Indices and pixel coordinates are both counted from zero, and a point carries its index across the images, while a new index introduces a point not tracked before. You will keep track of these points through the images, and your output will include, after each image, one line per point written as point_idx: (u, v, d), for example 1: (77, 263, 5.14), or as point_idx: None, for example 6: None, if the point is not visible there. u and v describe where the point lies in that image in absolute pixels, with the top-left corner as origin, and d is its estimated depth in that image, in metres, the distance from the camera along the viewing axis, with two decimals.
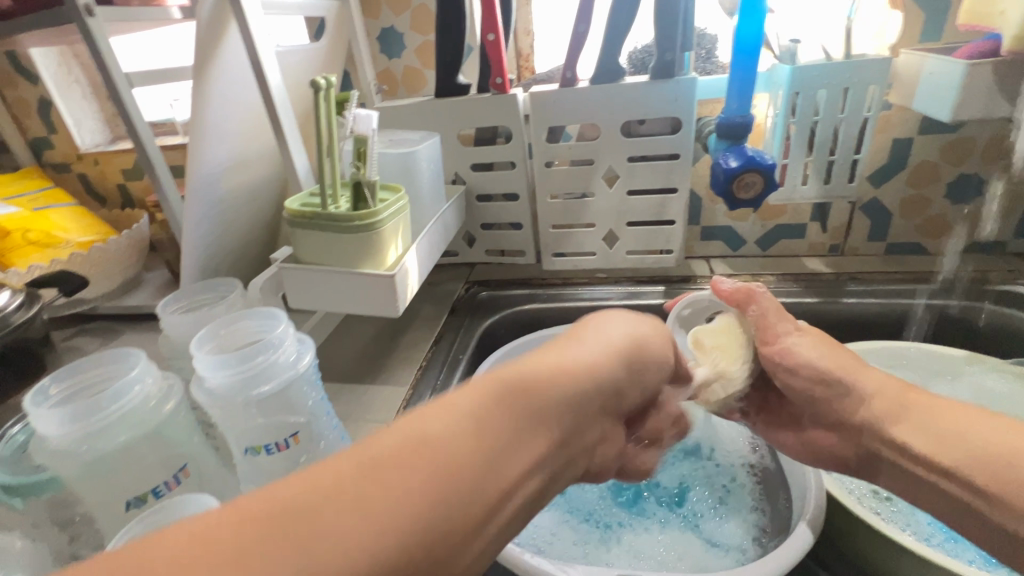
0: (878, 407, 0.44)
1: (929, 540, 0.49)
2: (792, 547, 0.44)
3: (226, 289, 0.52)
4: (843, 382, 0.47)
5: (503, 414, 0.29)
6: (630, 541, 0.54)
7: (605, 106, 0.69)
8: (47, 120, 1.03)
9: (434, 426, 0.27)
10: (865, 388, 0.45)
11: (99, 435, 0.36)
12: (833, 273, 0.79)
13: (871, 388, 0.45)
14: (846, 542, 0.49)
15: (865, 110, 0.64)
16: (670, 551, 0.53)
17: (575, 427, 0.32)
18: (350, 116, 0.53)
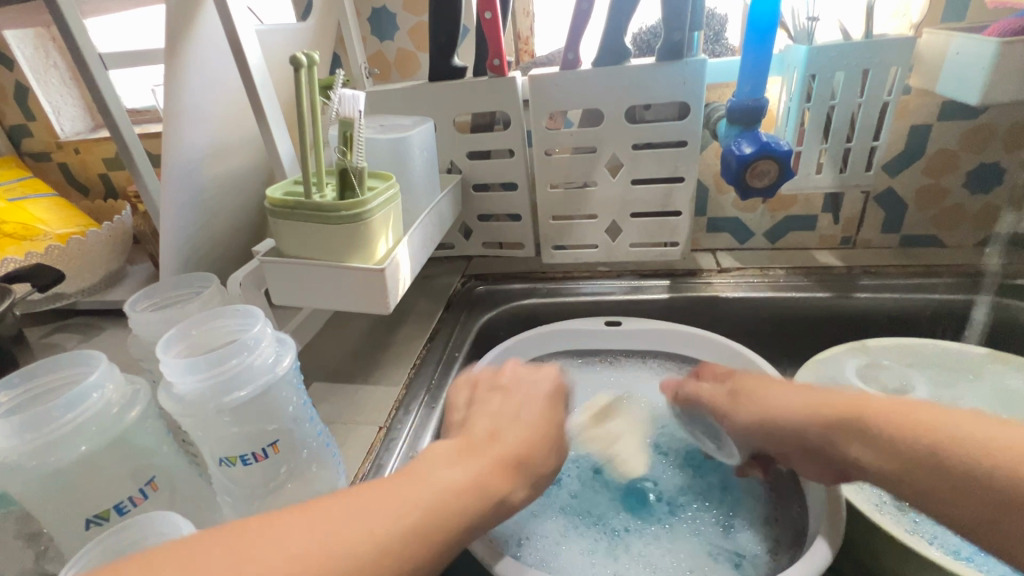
0: (824, 423, 0.41)
1: (955, 552, 0.47)
2: (812, 561, 0.41)
3: (202, 285, 0.48)
4: (774, 420, 0.46)
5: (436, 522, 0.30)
6: (640, 552, 0.51)
7: (609, 91, 0.65)
8: (24, 106, 0.98)
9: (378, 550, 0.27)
10: (796, 419, 0.44)
11: (52, 448, 0.32)
12: (845, 266, 0.75)
13: (801, 412, 0.43)
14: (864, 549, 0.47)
15: (885, 94, 0.60)
16: (684, 562, 0.50)
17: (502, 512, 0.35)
18: (336, 97, 0.49)
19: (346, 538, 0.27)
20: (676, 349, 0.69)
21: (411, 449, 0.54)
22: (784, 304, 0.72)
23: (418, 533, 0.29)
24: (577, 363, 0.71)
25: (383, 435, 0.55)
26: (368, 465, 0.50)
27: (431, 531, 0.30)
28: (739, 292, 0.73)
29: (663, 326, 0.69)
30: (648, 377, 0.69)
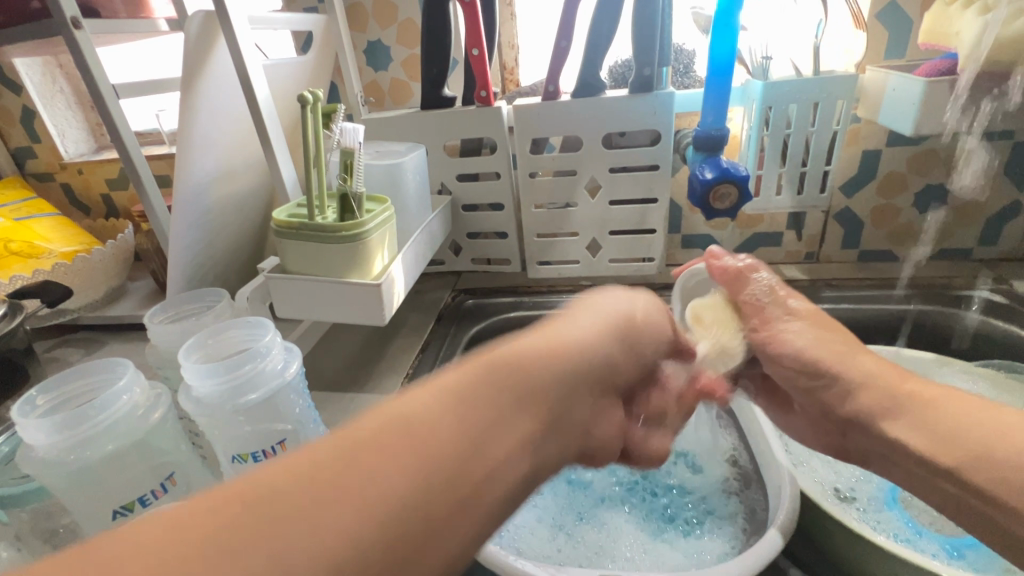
0: (867, 396, 0.44)
1: (895, 536, 0.52)
2: (751, 560, 0.45)
3: (214, 299, 0.53)
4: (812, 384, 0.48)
5: (383, 436, 0.25)
6: (606, 539, 0.56)
7: (588, 119, 0.71)
8: (30, 130, 1.02)
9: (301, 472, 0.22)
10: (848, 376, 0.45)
11: (86, 444, 0.36)
12: (809, 279, 0.81)
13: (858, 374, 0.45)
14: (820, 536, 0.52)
15: (834, 124, 0.67)
16: (646, 550, 0.54)
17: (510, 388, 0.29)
18: (337, 129, 0.54)
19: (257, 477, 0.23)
20: None
21: None
22: None
23: (375, 441, 0.24)
24: None
25: None
26: None
27: (372, 441, 0.24)
28: None
29: None
30: None
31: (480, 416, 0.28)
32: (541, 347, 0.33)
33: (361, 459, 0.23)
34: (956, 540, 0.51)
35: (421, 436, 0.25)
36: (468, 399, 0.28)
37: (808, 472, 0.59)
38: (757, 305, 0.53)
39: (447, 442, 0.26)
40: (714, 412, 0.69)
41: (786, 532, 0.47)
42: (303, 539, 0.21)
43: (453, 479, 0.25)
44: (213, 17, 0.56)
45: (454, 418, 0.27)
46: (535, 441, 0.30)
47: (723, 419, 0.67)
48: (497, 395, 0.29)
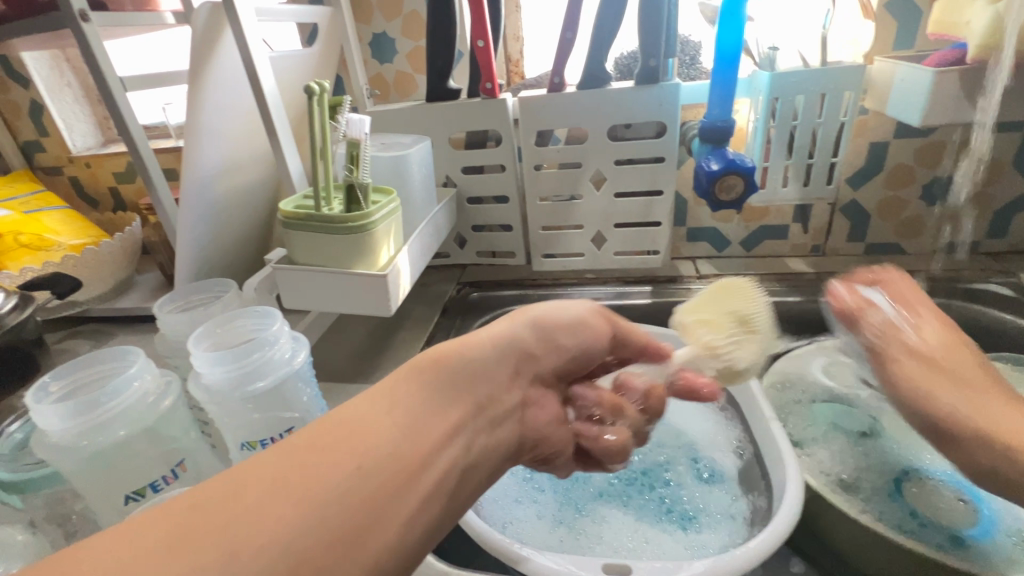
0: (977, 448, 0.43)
1: (899, 526, 0.53)
2: (754, 550, 0.45)
3: (221, 289, 0.53)
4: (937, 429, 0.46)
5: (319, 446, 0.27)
6: (605, 532, 0.56)
7: (593, 111, 0.71)
8: (38, 123, 1.03)
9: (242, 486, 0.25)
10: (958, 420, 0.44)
11: (99, 429, 0.37)
12: (815, 272, 0.81)
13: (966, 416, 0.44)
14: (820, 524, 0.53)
15: (842, 115, 0.66)
16: (647, 543, 0.55)
17: (440, 406, 0.32)
18: (343, 120, 0.54)
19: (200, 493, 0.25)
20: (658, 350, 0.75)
21: None
22: None
23: (309, 455, 0.27)
24: None
25: None
26: None
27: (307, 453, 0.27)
28: None
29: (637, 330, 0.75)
30: None
31: (405, 408, 0.31)
32: (461, 351, 0.36)
33: (299, 469, 0.26)
34: (962, 529, 0.52)
35: (352, 445, 0.28)
36: (392, 397, 0.31)
37: (813, 462, 0.60)
38: (882, 343, 0.52)
39: (375, 434, 0.29)
40: (718, 406, 0.69)
41: (790, 525, 0.47)
42: (249, 535, 0.23)
43: (384, 466, 0.28)
44: (219, 9, 0.56)
45: (380, 415, 0.30)
46: (462, 431, 0.33)
47: (728, 413, 0.68)
48: (420, 393, 0.32)
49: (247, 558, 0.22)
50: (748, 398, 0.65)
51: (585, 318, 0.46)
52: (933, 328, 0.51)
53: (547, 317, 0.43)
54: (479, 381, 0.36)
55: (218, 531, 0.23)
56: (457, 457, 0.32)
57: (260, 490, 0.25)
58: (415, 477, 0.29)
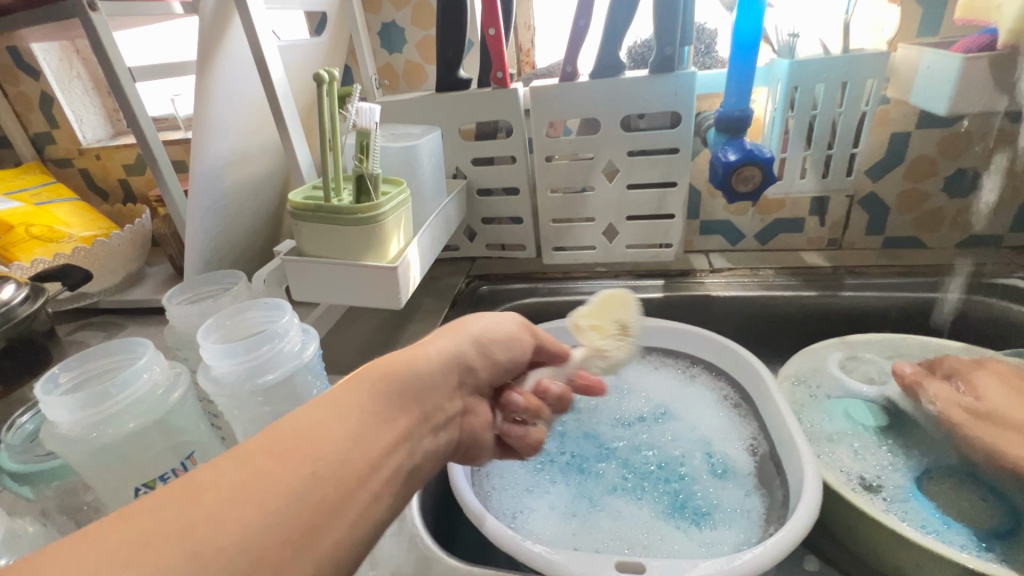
0: None
1: (923, 526, 0.52)
2: (772, 548, 0.44)
3: (230, 281, 0.53)
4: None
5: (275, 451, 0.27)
6: (616, 528, 0.55)
7: (606, 101, 0.70)
8: (48, 115, 1.03)
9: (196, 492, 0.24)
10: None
11: (109, 421, 0.36)
12: (831, 266, 0.79)
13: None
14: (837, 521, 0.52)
15: (863, 104, 0.64)
16: (658, 540, 0.54)
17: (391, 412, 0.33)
18: (353, 109, 0.53)
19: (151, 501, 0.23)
20: (670, 345, 0.75)
21: None
22: (772, 302, 0.76)
23: (266, 459, 0.26)
24: None
25: None
26: None
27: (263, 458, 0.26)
28: (731, 292, 0.78)
29: (650, 325, 0.75)
30: (644, 372, 0.74)
31: (360, 414, 0.30)
32: (412, 363, 0.36)
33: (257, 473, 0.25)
34: (986, 530, 0.51)
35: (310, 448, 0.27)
36: (345, 402, 0.31)
37: (833, 462, 0.59)
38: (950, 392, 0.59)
39: (330, 440, 0.28)
40: (732, 402, 0.68)
41: (807, 526, 0.46)
42: (205, 540, 0.22)
43: (338, 471, 0.27)
44: None
45: (338, 419, 0.29)
46: (411, 437, 0.33)
47: (742, 409, 0.67)
48: (375, 399, 0.32)
49: (207, 561, 0.22)
50: (764, 394, 0.64)
51: (512, 343, 0.48)
52: (1002, 387, 0.57)
53: (485, 335, 0.45)
54: (429, 391, 0.36)
55: (175, 539, 0.22)
56: (403, 462, 0.32)
57: (217, 498, 0.24)
58: (367, 481, 0.29)
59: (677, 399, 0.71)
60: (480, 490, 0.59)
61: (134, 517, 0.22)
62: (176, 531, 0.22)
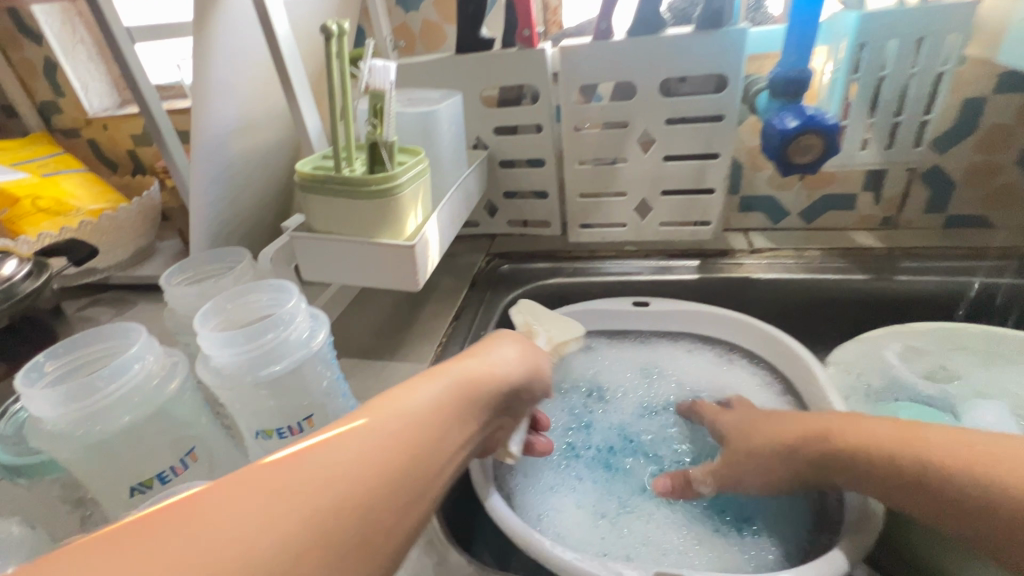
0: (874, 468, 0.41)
1: None
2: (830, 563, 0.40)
3: (234, 259, 0.48)
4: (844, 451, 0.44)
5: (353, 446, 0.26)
6: (648, 532, 0.52)
7: (644, 62, 0.63)
8: (53, 82, 0.99)
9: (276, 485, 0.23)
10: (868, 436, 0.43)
11: (97, 417, 0.33)
12: (886, 247, 0.72)
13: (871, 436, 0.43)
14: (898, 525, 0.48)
15: (941, 63, 0.57)
16: (694, 546, 0.51)
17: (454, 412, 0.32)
18: (365, 67, 0.47)
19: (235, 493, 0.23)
20: (707, 329, 0.69)
21: None
22: (819, 285, 0.70)
23: (346, 455, 0.26)
24: (605, 344, 0.71)
25: None
26: None
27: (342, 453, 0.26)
28: (773, 273, 0.72)
29: (688, 308, 0.69)
30: (678, 357, 0.70)
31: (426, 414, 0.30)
32: (483, 366, 0.37)
33: (335, 468, 0.25)
34: None
35: (383, 445, 0.27)
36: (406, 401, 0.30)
37: None
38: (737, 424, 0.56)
39: (415, 433, 0.29)
40: (774, 393, 0.63)
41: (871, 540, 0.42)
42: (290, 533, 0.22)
43: (419, 463, 0.28)
44: None
45: (405, 417, 0.29)
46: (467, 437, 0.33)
47: (786, 401, 0.62)
48: (453, 397, 0.33)
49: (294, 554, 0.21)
50: (814, 388, 0.58)
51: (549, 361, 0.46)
52: (765, 432, 0.51)
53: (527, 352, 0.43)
54: (497, 395, 0.37)
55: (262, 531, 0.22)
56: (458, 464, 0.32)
57: (296, 493, 0.23)
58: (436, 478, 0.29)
59: (712, 387, 0.67)
60: (503, 488, 0.54)
61: (244, 491, 0.23)
62: (292, 501, 0.23)
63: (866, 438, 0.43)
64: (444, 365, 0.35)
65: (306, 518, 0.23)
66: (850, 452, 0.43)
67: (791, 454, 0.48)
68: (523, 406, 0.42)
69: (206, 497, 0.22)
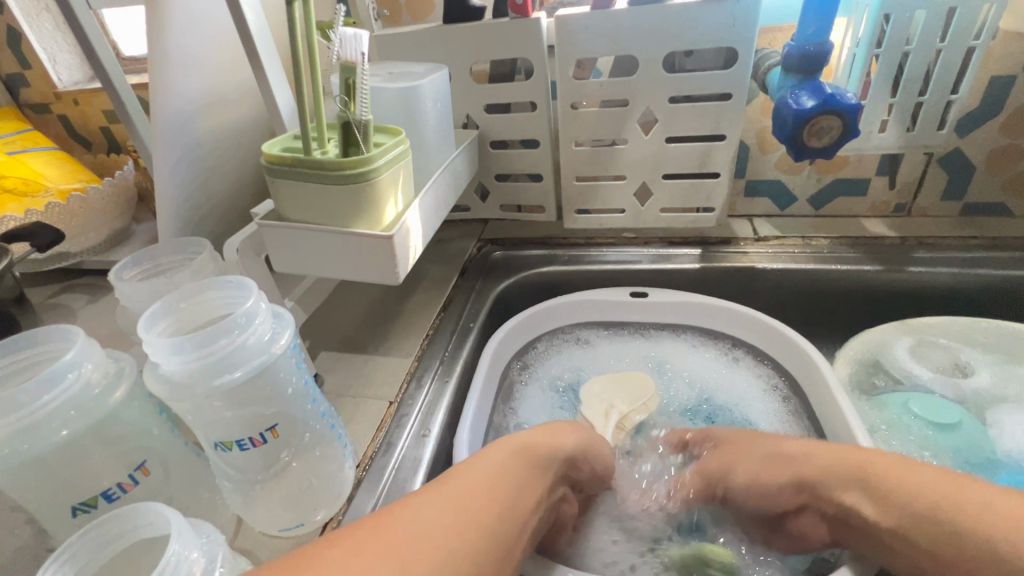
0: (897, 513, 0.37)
1: None
2: None
3: (195, 250, 0.45)
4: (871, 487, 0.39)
5: (467, 510, 0.32)
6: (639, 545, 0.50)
7: (646, 33, 0.58)
8: (17, 53, 0.93)
9: (409, 529, 0.29)
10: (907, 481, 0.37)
11: (29, 433, 0.30)
12: (899, 236, 0.68)
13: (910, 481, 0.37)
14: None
15: (971, 37, 0.52)
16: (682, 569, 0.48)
17: (534, 485, 0.38)
18: (337, 36, 0.42)
19: (388, 536, 0.28)
20: (711, 323, 0.66)
21: (422, 425, 0.50)
22: (828, 276, 0.66)
23: (463, 517, 0.32)
24: (604, 336, 0.68)
25: (394, 410, 0.51)
26: (375, 444, 0.47)
27: (462, 519, 0.31)
28: (779, 263, 0.68)
29: (696, 300, 0.66)
30: (683, 354, 0.66)
31: (513, 487, 0.36)
32: (539, 436, 0.42)
33: (455, 533, 0.30)
34: None
35: (488, 514, 0.33)
36: (500, 479, 0.36)
37: None
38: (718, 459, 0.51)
39: (505, 499, 0.35)
40: (783, 396, 0.60)
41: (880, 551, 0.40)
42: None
43: (507, 529, 0.34)
44: None
45: (498, 490, 0.35)
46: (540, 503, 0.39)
47: (793, 404, 0.58)
48: (528, 471, 0.38)
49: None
50: (821, 389, 0.55)
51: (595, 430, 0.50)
52: (780, 448, 0.46)
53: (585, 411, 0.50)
54: (555, 463, 0.41)
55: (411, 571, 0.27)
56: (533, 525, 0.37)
57: (430, 544, 0.29)
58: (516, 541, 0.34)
59: (722, 388, 0.62)
60: None
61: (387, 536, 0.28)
62: (426, 550, 0.28)
63: (895, 474, 0.38)
64: (509, 437, 0.40)
65: (441, 564, 0.28)
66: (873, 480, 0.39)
67: (805, 462, 0.44)
68: (580, 477, 0.46)
69: (359, 540, 0.28)
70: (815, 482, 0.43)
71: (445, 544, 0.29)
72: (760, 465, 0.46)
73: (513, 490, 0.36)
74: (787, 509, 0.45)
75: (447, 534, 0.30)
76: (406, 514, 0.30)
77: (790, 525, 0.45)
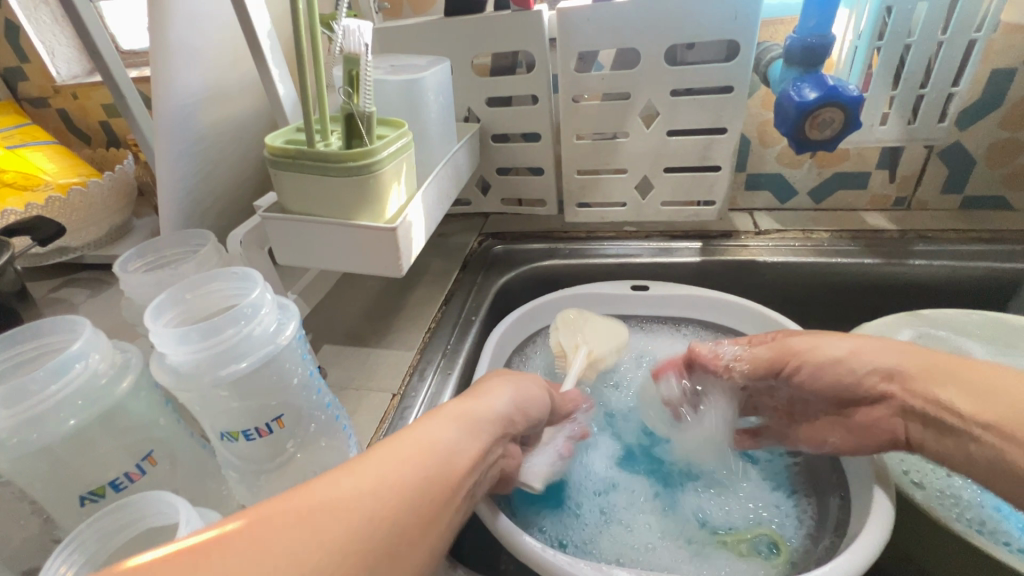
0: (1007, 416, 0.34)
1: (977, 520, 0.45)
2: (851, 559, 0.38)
3: (199, 242, 0.46)
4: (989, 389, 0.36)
5: (397, 470, 0.30)
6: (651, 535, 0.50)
7: (649, 25, 0.58)
8: (15, 47, 0.92)
9: (331, 492, 0.27)
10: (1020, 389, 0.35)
11: (37, 423, 0.30)
12: (898, 230, 0.69)
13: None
14: (901, 522, 0.46)
15: (973, 29, 0.52)
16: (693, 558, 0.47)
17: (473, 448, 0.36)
18: (339, 28, 0.42)
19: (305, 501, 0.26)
20: (711, 316, 0.66)
21: (424, 417, 0.51)
22: (828, 269, 0.67)
23: (393, 478, 0.30)
24: None
25: (397, 403, 0.52)
26: (378, 436, 0.47)
27: (390, 479, 0.29)
28: (779, 256, 0.68)
29: (694, 292, 0.66)
30: (679, 346, 0.67)
31: (447, 446, 0.34)
32: (471, 403, 0.40)
33: (380, 493, 0.28)
34: None
35: (418, 474, 0.31)
36: (434, 440, 0.34)
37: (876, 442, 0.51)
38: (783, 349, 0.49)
39: (438, 458, 0.33)
40: None
41: (883, 536, 0.40)
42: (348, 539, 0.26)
43: (442, 486, 0.32)
44: None
45: (431, 450, 0.33)
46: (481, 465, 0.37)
47: None
48: (467, 433, 0.37)
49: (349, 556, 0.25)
50: None
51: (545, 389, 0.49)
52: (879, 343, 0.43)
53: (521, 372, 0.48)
54: (491, 426, 0.39)
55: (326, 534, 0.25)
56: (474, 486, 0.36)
57: (353, 506, 0.27)
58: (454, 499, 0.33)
59: None
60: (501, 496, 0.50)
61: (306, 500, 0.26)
62: (349, 513, 0.26)
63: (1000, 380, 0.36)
64: (446, 405, 0.39)
65: (365, 525, 0.26)
66: (985, 383, 0.37)
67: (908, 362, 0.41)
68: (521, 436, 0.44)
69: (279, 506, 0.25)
70: (915, 375, 0.40)
71: (370, 507, 0.27)
72: (855, 351, 0.44)
73: (447, 450, 0.34)
74: (863, 398, 0.43)
75: (371, 495, 0.28)
76: (333, 478, 0.28)
77: (860, 413, 0.44)
